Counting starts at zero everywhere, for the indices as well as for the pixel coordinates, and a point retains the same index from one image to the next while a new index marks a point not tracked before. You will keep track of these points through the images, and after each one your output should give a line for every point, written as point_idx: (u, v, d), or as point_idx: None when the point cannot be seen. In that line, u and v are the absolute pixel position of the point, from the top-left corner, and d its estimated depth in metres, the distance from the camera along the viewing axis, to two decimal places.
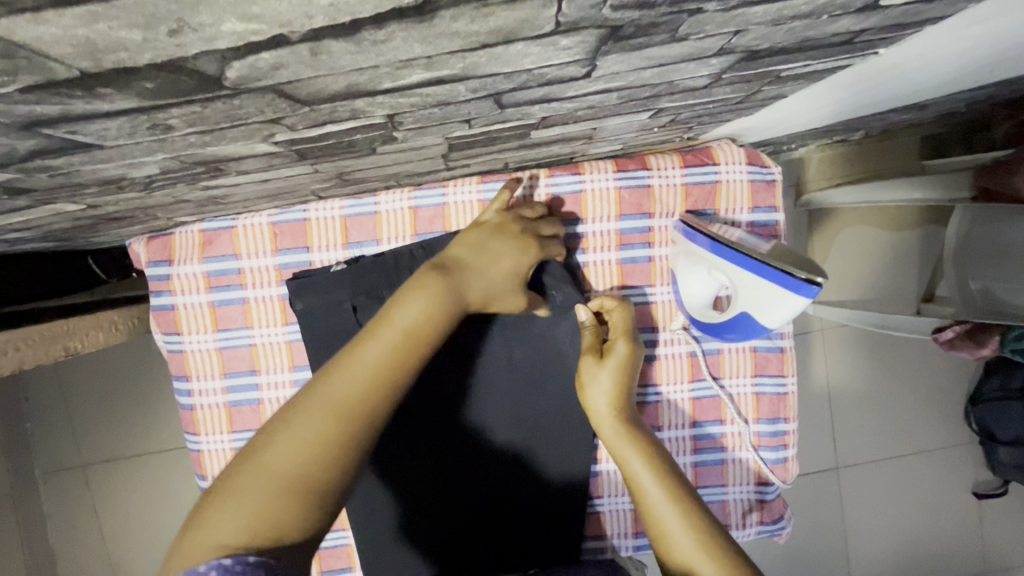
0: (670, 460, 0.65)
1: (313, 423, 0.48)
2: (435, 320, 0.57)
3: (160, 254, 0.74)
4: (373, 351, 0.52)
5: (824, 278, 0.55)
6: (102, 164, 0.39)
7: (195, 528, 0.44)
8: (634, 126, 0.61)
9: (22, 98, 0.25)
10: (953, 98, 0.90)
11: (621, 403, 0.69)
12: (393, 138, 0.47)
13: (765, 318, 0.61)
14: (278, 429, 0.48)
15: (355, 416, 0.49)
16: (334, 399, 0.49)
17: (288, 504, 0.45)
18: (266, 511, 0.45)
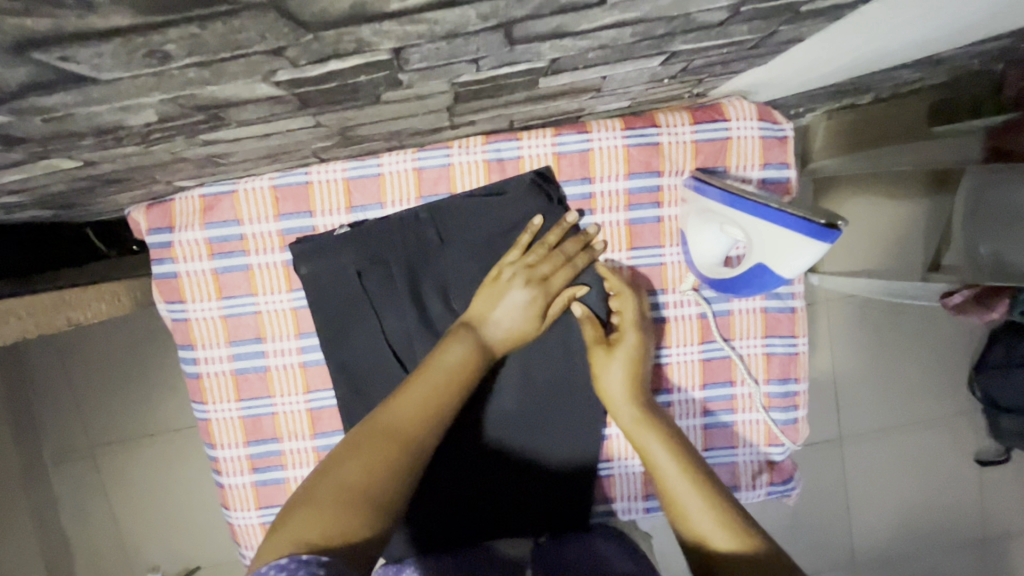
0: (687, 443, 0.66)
1: (376, 447, 0.54)
2: (472, 368, 0.65)
3: (160, 221, 0.72)
4: (423, 388, 0.61)
5: (845, 221, 0.53)
6: (98, 107, 0.38)
7: (269, 536, 0.47)
8: (644, 75, 0.59)
9: (10, 6, 0.23)
10: (967, 53, 0.88)
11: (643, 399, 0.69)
12: (398, 82, 0.45)
13: (784, 268, 0.60)
14: (345, 457, 0.54)
15: (409, 440, 0.56)
16: (391, 427, 0.57)
17: (354, 506, 0.49)
18: (339, 515, 0.48)
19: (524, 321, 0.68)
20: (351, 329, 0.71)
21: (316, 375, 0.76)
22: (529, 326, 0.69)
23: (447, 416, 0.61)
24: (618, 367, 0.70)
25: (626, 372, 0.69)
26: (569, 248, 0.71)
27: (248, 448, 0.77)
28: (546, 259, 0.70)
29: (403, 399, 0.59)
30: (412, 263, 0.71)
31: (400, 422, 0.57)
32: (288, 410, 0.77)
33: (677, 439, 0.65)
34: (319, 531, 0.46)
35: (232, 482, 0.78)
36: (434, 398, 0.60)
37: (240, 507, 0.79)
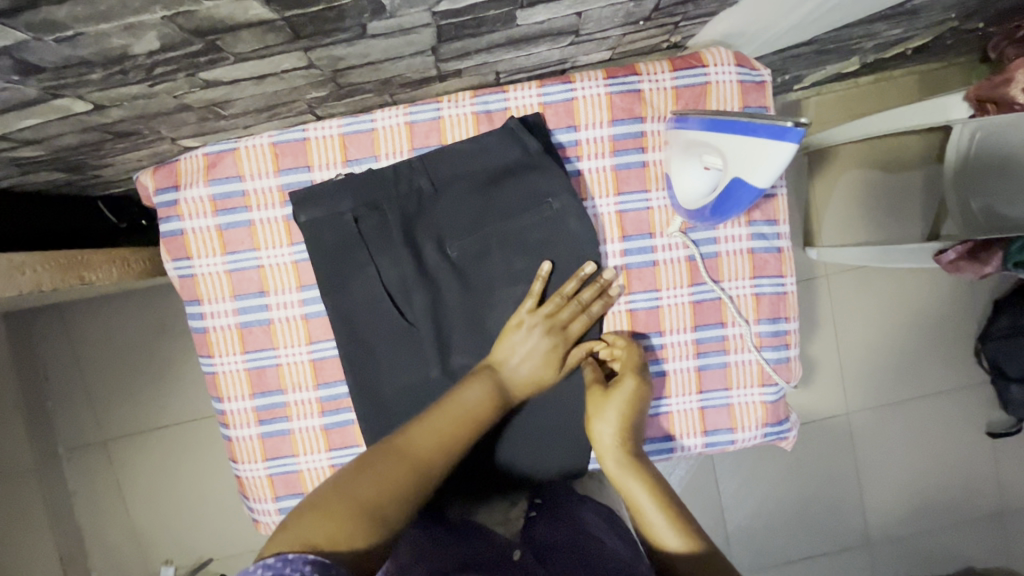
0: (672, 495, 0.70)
1: (389, 469, 0.59)
2: (488, 406, 0.69)
3: (167, 181, 0.76)
4: (441, 421, 0.65)
5: (807, 119, 0.56)
6: (106, 26, 0.42)
7: (280, 536, 0.52)
8: (618, 13, 0.62)
9: None
10: (942, 3, 0.91)
11: (628, 435, 0.73)
12: (381, 9, 0.49)
13: (756, 176, 0.62)
14: (359, 473, 0.58)
15: (421, 468, 0.61)
16: (406, 454, 0.61)
17: (358, 520, 0.53)
18: (345, 527, 0.52)
19: (543, 367, 0.73)
20: (349, 276, 0.74)
21: (318, 326, 0.79)
22: (547, 372, 0.73)
23: (459, 448, 0.65)
24: (614, 406, 0.73)
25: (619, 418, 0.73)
26: (586, 296, 0.75)
27: (254, 400, 0.80)
28: (564, 308, 0.74)
29: (418, 430, 0.63)
30: (406, 211, 0.74)
31: (415, 450, 0.62)
32: (292, 362, 0.79)
33: (661, 490, 0.70)
34: (329, 537, 0.51)
35: (239, 434, 0.81)
36: (448, 434, 0.64)
37: (247, 460, 0.82)
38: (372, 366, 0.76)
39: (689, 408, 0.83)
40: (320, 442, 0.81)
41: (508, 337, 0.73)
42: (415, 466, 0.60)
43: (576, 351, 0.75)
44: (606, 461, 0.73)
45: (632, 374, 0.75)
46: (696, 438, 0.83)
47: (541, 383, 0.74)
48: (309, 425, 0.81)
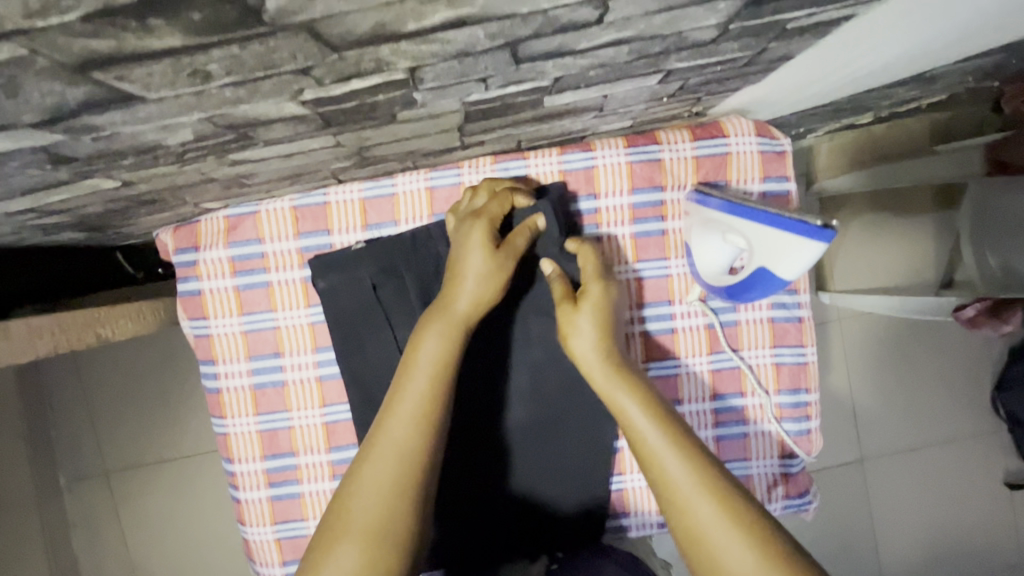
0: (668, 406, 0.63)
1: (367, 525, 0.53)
2: (436, 401, 0.60)
3: (186, 241, 0.76)
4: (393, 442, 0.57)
5: (837, 221, 0.56)
6: (142, 126, 0.42)
7: None
8: (643, 93, 0.63)
9: (81, 28, 0.27)
10: (961, 70, 0.91)
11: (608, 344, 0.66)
12: (413, 101, 0.49)
13: (781, 268, 0.62)
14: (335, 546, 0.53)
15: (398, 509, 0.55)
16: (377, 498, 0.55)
17: None
18: None
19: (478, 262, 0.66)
20: (365, 342, 0.73)
21: (332, 388, 0.78)
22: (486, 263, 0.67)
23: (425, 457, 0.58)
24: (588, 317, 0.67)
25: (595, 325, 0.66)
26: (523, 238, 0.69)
27: (265, 462, 0.79)
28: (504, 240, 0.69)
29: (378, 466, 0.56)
30: (423, 277, 0.73)
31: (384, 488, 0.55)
32: (304, 424, 0.78)
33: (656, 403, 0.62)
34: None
35: (248, 497, 0.80)
36: (408, 454, 0.57)
37: (256, 522, 0.80)
38: None
39: None
40: None
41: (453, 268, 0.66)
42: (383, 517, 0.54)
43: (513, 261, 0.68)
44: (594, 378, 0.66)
45: (598, 281, 0.70)
46: None
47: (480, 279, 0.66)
48: (319, 489, 0.79)
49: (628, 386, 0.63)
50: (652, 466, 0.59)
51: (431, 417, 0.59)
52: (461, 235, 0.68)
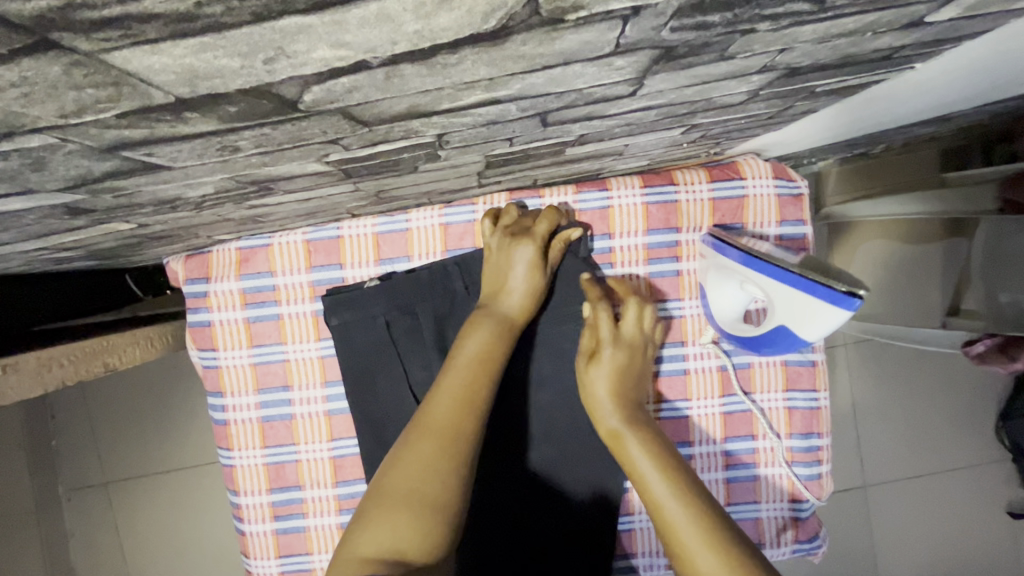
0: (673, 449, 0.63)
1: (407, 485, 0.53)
2: (478, 383, 0.62)
3: (198, 271, 0.76)
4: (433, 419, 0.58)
5: (865, 289, 0.55)
6: (164, 185, 0.41)
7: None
8: (664, 141, 0.62)
9: (115, 122, 0.26)
10: (979, 110, 0.90)
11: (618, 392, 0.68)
12: (436, 157, 0.48)
13: (802, 329, 0.62)
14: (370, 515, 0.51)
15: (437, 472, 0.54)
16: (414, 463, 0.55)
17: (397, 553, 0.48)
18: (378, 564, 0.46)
19: (535, 278, 0.69)
20: (375, 379, 0.73)
21: (340, 423, 0.78)
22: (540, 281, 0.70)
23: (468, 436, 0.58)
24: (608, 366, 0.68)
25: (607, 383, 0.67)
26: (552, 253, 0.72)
27: (271, 495, 0.78)
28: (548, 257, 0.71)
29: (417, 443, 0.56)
30: (437, 315, 0.73)
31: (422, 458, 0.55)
32: (312, 458, 0.78)
33: (659, 445, 0.63)
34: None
35: (253, 529, 0.79)
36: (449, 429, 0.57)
37: (260, 555, 0.79)
38: None
39: None
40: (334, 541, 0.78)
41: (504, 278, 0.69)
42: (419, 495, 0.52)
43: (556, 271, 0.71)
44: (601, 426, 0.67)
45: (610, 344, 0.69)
46: None
47: (538, 297, 0.70)
48: (325, 523, 0.79)
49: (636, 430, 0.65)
50: (652, 504, 0.59)
51: (473, 397, 0.61)
52: (506, 250, 0.70)
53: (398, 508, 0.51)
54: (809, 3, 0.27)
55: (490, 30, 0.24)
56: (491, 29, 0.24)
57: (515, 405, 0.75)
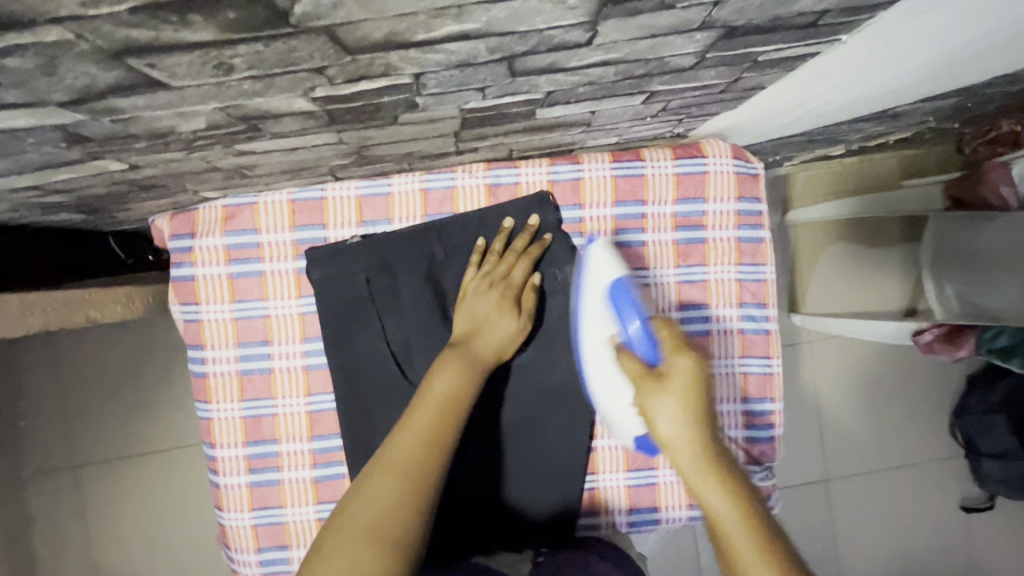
0: (740, 475, 0.63)
1: (381, 488, 0.61)
2: (462, 393, 0.70)
3: (183, 228, 0.80)
4: (419, 420, 0.67)
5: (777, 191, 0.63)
6: (160, 111, 0.44)
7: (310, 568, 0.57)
8: (628, 112, 0.67)
9: (127, 19, 0.30)
10: (922, 108, 0.98)
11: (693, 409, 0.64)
12: (414, 105, 0.52)
13: None
14: (352, 501, 0.61)
15: (411, 474, 0.63)
16: (393, 463, 0.64)
17: (360, 553, 0.57)
18: (354, 558, 0.56)
19: (502, 318, 0.77)
20: (356, 334, 0.79)
21: (317, 378, 0.82)
22: (508, 324, 0.77)
23: (447, 443, 0.67)
24: (670, 401, 0.64)
25: (680, 403, 0.64)
26: (519, 243, 0.80)
27: (247, 448, 0.82)
28: (506, 262, 0.79)
29: (400, 439, 0.65)
30: (420, 275, 0.80)
31: (401, 456, 0.64)
32: (288, 412, 0.82)
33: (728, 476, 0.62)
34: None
35: (228, 482, 0.82)
36: (429, 434, 0.66)
37: (234, 508, 0.83)
38: (367, 424, 0.79)
39: (674, 480, 0.86)
40: (308, 494, 0.82)
41: (474, 292, 0.78)
42: (408, 477, 0.63)
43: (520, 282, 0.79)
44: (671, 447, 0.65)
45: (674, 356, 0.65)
46: (681, 511, 0.87)
47: (504, 345, 0.77)
48: (299, 476, 0.82)
49: (719, 474, 0.62)
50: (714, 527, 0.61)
51: (454, 412, 0.69)
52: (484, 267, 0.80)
53: (369, 498, 0.61)
54: None
55: None
56: None
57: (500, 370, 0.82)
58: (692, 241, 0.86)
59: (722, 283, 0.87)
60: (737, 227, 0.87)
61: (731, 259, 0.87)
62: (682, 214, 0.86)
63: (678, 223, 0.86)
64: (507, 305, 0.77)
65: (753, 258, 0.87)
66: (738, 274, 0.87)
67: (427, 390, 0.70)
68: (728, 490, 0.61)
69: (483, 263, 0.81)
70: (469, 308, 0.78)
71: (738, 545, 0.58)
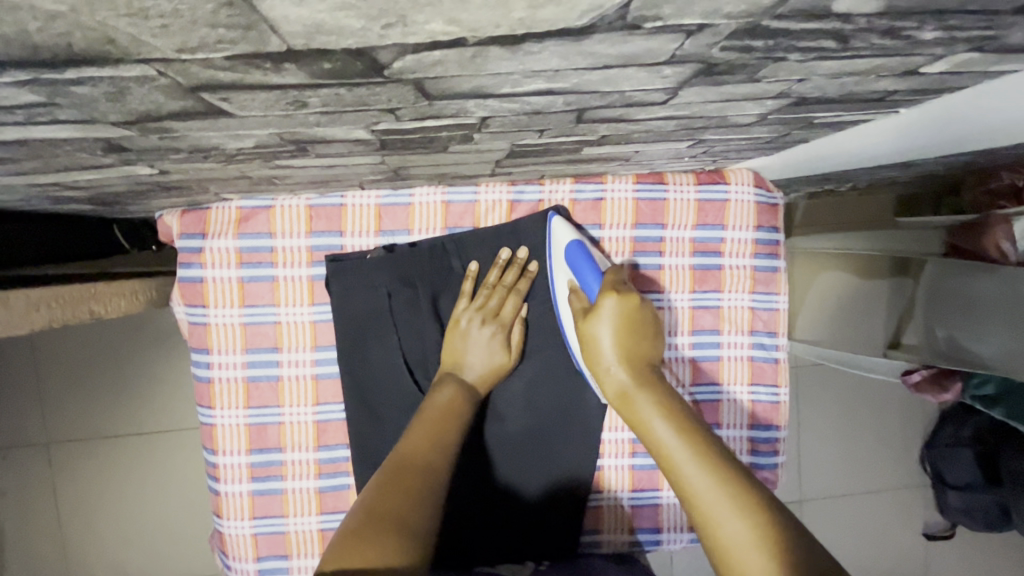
0: (684, 407, 0.63)
1: (382, 479, 0.63)
2: (460, 404, 0.75)
3: (194, 227, 0.77)
4: (422, 424, 0.71)
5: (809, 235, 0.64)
6: (213, 132, 0.42)
7: (327, 558, 0.54)
8: (670, 152, 0.67)
9: (219, 64, 0.28)
10: (936, 161, 0.99)
11: (625, 344, 0.67)
12: (469, 139, 0.51)
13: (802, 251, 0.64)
14: (365, 496, 0.62)
15: (420, 466, 0.65)
16: (400, 458, 0.66)
17: (377, 530, 0.56)
18: (370, 535, 0.55)
19: (494, 356, 0.80)
20: (368, 344, 0.79)
21: (327, 387, 0.81)
22: (499, 360, 0.80)
23: (451, 442, 0.70)
24: (602, 329, 0.67)
25: (611, 336, 0.66)
26: (508, 278, 0.81)
27: (250, 456, 0.80)
28: (493, 296, 0.80)
29: (406, 440, 0.69)
30: (436, 288, 0.81)
31: (406, 452, 0.67)
32: (295, 421, 0.81)
33: (671, 405, 0.63)
34: (360, 562, 0.53)
35: (228, 489, 0.81)
36: (433, 433, 0.70)
37: (234, 516, 0.81)
38: (377, 434, 0.79)
39: (676, 502, 0.89)
40: (312, 504, 0.82)
41: (462, 326, 0.80)
42: (416, 467, 0.65)
43: (509, 317, 0.81)
44: (612, 390, 0.67)
45: (605, 292, 0.68)
46: (683, 532, 0.89)
47: (493, 376, 0.80)
48: (303, 485, 0.82)
49: (644, 391, 0.64)
50: (665, 463, 0.60)
51: (456, 418, 0.73)
52: (473, 301, 0.80)
53: (379, 487, 0.62)
54: (836, 41, 0.32)
55: (579, 27, 0.27)
56: (580, 27, 0.27)
57: (512, 392, 0.84)
58: (708, 267, 0.87)
59: (735, 311, 0.88)
60: (754, 255, 0.88)
61: (746, 286, 0.88)
62: (700, 240, 0.86)
63: (696, 249, 0.86)
64: (496, 341, 0.80)
65: (767, 287, 0.88)
66: (751, 303, 0.88)
67: (428, 401, 0.75)
68: (674, 419, 0.61)
69: (475, 295, 0.81)
70: (460, 342, 0.79)
71: (679, 460, 0.58)
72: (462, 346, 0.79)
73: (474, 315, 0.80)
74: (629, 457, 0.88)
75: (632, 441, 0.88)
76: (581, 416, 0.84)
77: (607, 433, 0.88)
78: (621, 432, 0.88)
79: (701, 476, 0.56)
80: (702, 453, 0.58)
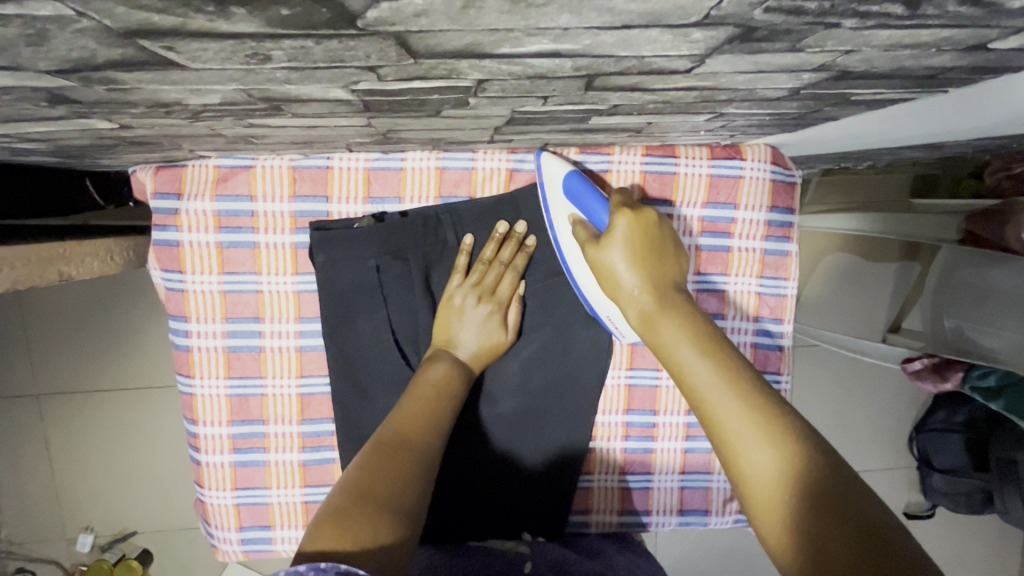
0: (714, 334, 0.57)
1: (372, 452, 0.61)
2: (454, 381, 0.72)
3: (168, 186, 0.72)
4: (414, 399, 0.68)
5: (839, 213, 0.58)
6: (169, 86, 0.37)
7: (311, 533, 0.51)
8: (687, 125, 0.61)
9: (148, 3, 0.23)
10: (967, 143, 0.93)
11: (643, 265, 0.62)
12: (464, 104, 0.45)
13: None
14: (354, 471, 0.59)
15: (412, 446, 0.63)
16: (391, 435, 0.63)
17: (368, 512, 0.53)
18: (362, 516, 0.52)
19: (490, 335, 0.76)
20: (356, 320, 0.75)
21: (311, 360, 0.78)
22: (496, 338, 0.77)
23: (443, 422, 0.68)
24: (616, 252, 0.62)
25: (628, 257, 0.62)
26: (505, 254, 0.76)
27: (231, 427, 0.78)
28: (489, 272, 0.76)
29: (398, 415, 0.66)
30: (428, 260, 0.76)
31: (398, 429, 0.64)
32: (278, 394, 0.78)
33: (699, 331, 0.57)
34: (351, 541, 0.50)
35: (209, 459, 0.79)
36: (427, 411, 0.67)
37: (215, 486, 0.80)
38: (365, 410, 0.76)
39: (667, 486, 0.88)
40: (296, 477, 0.80)
41: (454, 303, 0.75)
42: (406, 445, 0.62)
43: (506, 294, 0.76)
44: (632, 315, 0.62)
45: (619, 212, 0.63)
46: (672, 516, 0.88)
47: (488, 356, 0.77)
48: (287, 458, 0.80)
49: (666, 316, 0.59)
50: (691, 392, 0.55)
51: (450, 398, 0.70)
52: (469, 277, 0.76)
53: (368, 462, 0.59)
54: (903, 6, 0.26)
55: None
56: None
57: (505, 370, 0.81)
58: (716, 248, 0.82)
59: (741, 295, 0.84)
60: (765, 238, 0.83)
61: (754, 270, 0.83)
62: (710, 219, 0.81)
63: (704, 228, 0.81)
64: (492, 320, 0.76)
65: (776, 271, 0.83)
66: (758, 288, 0.84)
67: (421, 375, 0.72)
68: (703, 347, 0.55)
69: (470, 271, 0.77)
70: (456, 320, 0.75)
71: (707, 389, 0.53)
72: (456, 325, 0.75)
73: (469, 292, 0.75)
74: (622, 440, 0.86)
75: (627, 424, 0.86)
76: (574, 396, 0.82)
77: (601, 416, 0.86)
78: (615, 415, 0.86)
79: (733, 408, 0.51)
80: (734, 382, 0.52)
